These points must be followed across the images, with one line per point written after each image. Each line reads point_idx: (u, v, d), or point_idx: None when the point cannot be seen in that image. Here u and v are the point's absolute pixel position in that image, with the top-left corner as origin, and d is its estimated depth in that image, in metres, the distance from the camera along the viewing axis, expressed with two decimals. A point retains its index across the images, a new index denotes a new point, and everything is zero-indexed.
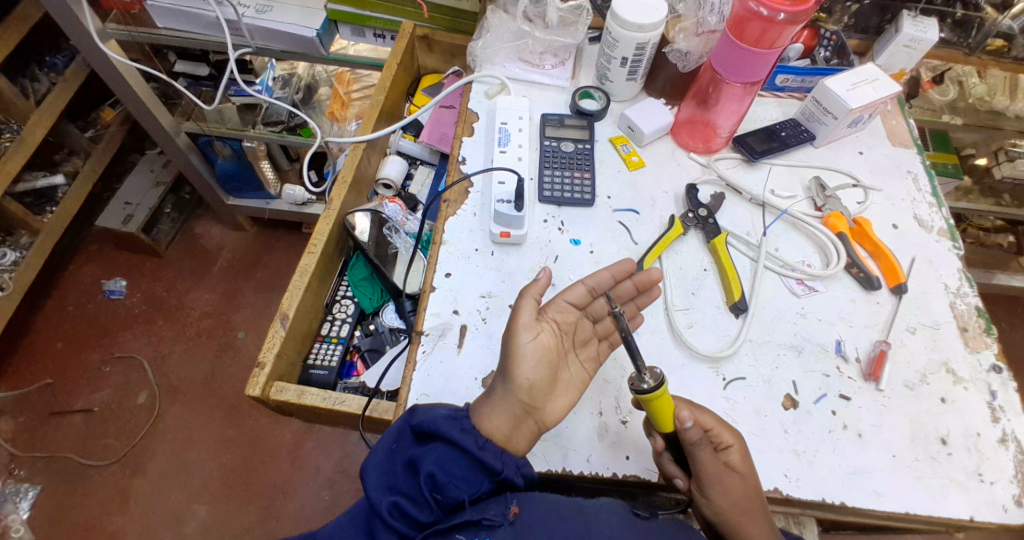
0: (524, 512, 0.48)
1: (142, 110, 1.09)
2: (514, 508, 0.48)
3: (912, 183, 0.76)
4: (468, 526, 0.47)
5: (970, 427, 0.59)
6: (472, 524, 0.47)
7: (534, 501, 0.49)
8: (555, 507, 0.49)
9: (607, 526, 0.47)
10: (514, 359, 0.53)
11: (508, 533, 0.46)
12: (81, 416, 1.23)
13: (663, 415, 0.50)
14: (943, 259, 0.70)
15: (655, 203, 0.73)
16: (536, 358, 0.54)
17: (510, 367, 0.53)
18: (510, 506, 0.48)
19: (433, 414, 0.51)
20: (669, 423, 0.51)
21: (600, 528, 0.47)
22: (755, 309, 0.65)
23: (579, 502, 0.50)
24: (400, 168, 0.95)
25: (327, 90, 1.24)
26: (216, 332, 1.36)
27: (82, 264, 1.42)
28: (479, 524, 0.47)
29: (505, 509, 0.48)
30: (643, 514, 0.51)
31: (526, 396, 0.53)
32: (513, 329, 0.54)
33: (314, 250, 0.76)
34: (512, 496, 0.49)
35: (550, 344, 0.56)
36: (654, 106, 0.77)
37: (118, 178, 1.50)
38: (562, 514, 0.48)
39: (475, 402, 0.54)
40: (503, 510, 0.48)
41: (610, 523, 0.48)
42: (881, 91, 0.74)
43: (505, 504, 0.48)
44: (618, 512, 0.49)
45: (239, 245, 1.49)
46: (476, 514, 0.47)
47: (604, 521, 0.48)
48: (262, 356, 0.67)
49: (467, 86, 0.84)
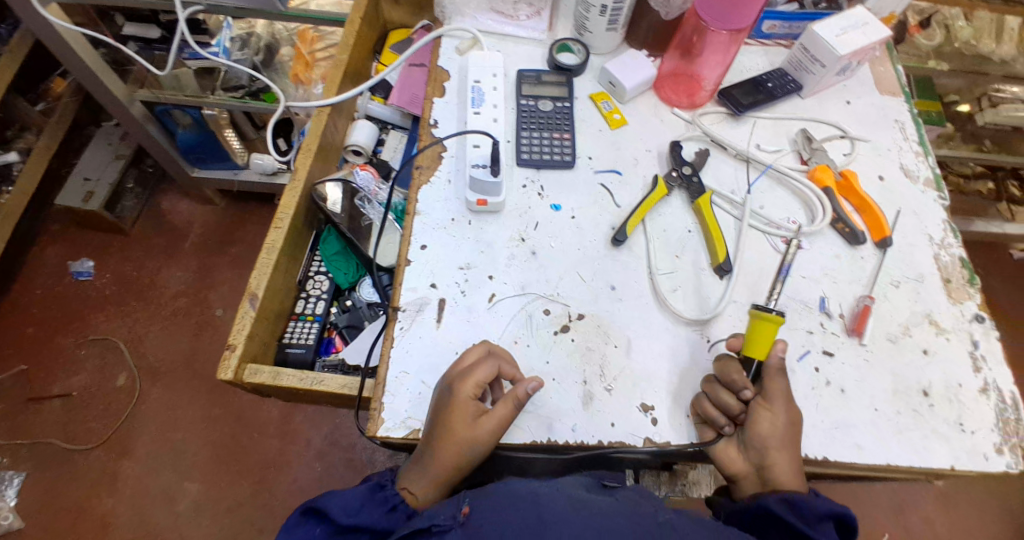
0: (475, 513, 0.46)
1: (92, 79, 1.01)
2: (465, 508, 0.46)
3: (899, 132, 0.74)
4: (419, 533, 0.45)
5: (951, 379, 0.60)
6: (422, 532, 0.45)
7: (489, 499, 0.47)
8: (513, 503, 0.46)
9: (560, 511, 0.45)
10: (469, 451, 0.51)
11: (460, 534, 0.44)
12: (59, 401, 1.20)
13: (760, 337, 0.54)
14: (928, 210, 0.69)
15: (638, 163, 0.70)
16: (476, 407, 0.52)
17: (457, 453, 0.51)
18: (461, 507, 0.46)
19: (340, 500, 0.49)
20: (762, 351, 0.55)
21: (553, 514, 0.45)
22: (740, 270, 0.64)
23: (536, 490, 0.48)
24: (370, 133, 0.90)
25: (289, 49, 1.17)
26: (194, 310, 1.32)
27: (44, 246, 1.36)
28: (429, 530, 0.45)
29: (456, 511, 0.46)
30: (610, 485, 0.55)
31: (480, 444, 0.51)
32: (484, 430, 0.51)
33: (281, 224, 0.71)
34: (464, 497, 0.48)
35: (499, 415, 0.52)
36: (635, 58, 0.73)
37: (76, 153, 1.42)
38: (518, 500, 0.46)
39: (406, 469, 0.53)
40: (454, 512, 0.46)
41: (566, 511, 0.45)
42: (871, 35, 0.70)
43: (456, 506, 0.47)
44: (581, 503, 0.47)
45: (210, 220, 1.44)
46: (427, 521, 0.45)
47: (559, 505, 0.46)
48: (232, 338, 0.63)
49: (436, 41, 0.78)
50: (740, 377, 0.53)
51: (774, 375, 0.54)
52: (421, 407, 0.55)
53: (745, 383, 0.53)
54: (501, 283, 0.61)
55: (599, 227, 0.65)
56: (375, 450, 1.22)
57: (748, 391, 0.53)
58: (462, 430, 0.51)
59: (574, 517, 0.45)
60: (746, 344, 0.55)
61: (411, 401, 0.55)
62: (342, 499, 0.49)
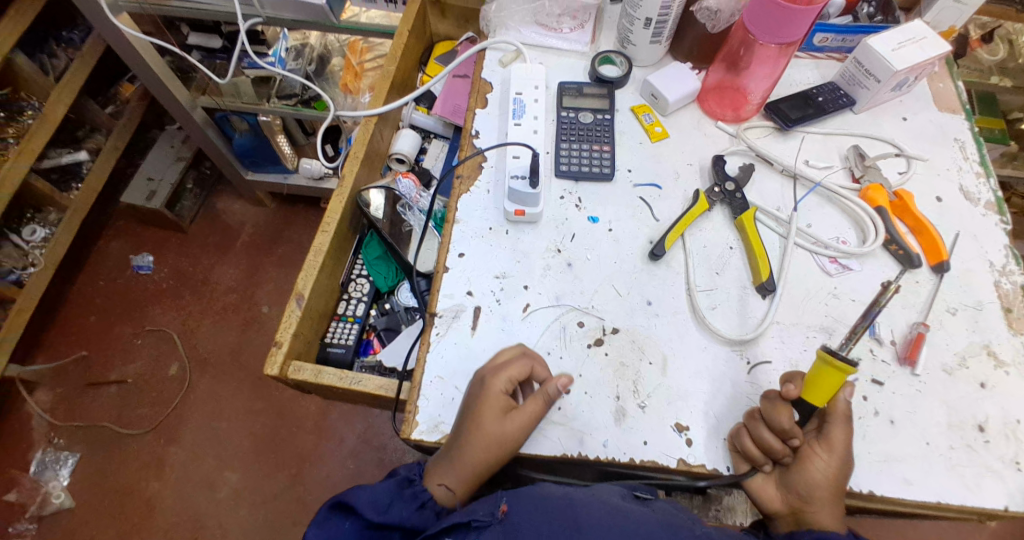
0: (513, 511, 0.46)
1: (158, 85, 1.08)
2: (503, 506, 0.47)
3: (959, 151, 0.71)
4: (458, 528, 0.46)
5: (1009, 414, 0.56)
6: (461, 526, 0.46)
7: (525, 499, 0.47)
8: (548, 504, 0.46)
9: (596, 517, 0.45)
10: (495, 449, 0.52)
11: (497, 532, 0.45)
12: (116, 387, 1.28)
13: (825, 383, 0.49)
14: (990, 234, 0.65)
15: (679, 177, 0.69)
16: (507, 404, 0.52)
17: (485, 450, 0.51)
18: (499, 505, 0.47)
19: (371, 496, 0.50)
20: (823, 398, 0.50)
21: (588, 519, 0.45)
22: (783, 290, 0.62)
23: (570, 493, 0.48)
24: (412, 142, 0.93)
25: (339, 60, 1.22)
26: (241, 306, 1.38)
27: (109, 240, 1.45)
28: (468, 525, 0.46)
29: (494, 508, 0.47)
30: (643, 497, 0.53)
31: (508, 440, 0.52)
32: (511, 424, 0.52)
33: (328, 228, 0.74)
34: (502, 495, 0.48)
35: (529, 413, 0.52)
36: (679, 71, 0.72)
37: (141, 154, 1.52)
38: (551, 502, 0.46)
39: (432, 470, 0.54)
40: (492, 509, 0.47)
41: (603, 516, 0.45)
42: (930, 49, 0.67)
43: (495, 504, 0.47)
44: (616, 507, 0.47)
45: (260, 220, 1.50)
46: (466, 516, 0.46)
47: (594, 510, 0.46)
48: (280, 335, 0.66)
49: (481, 54, 0.79)
50: (793, 425, 0.50)
51: None
52: (454, 413, 0.56)
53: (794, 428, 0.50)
54: (537, 294, 0.62)
55: (637, 240, 0.65)
56: (406, 451, 1.24)
57: (798, 439, 0.51)
58: (489, 427, 0.51)
59: (609, 521, 0.44)
60: (809, 388, 0.51)
61: (445, 407, 0.56)
62: (370, 495, 0.50)
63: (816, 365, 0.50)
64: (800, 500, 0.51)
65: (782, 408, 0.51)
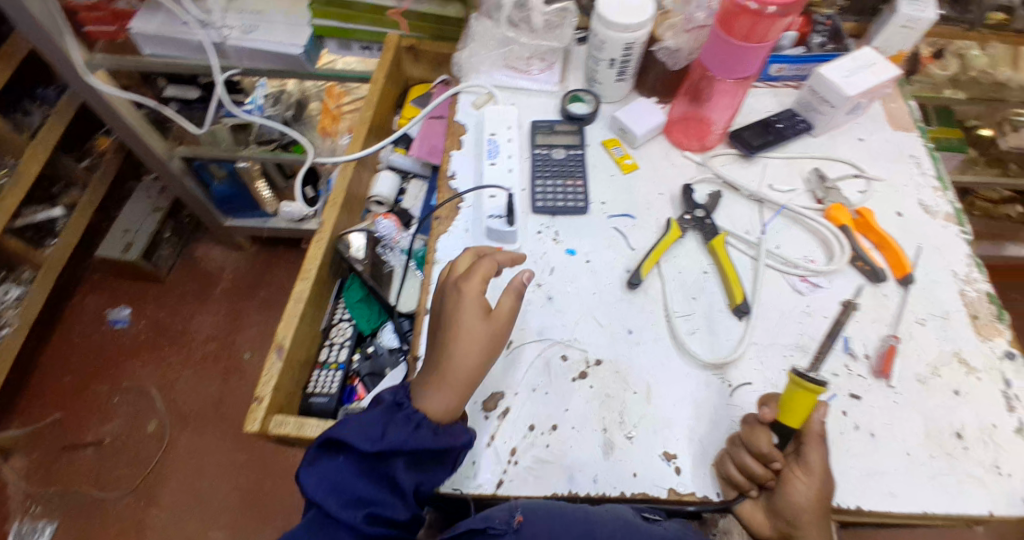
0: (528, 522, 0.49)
1: (135, 138, 1.09)
2: (518, 516, 0.49)
3: (915, 168, 0.74)
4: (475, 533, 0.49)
5: (984, 419, 0.58)
6: (478, 531, 0.49)
7: (541, 512, 0.49)
8: (563, 518, 0.49)
9: (610, 531, 0.48)
10: (478, 347, 0.53)
11: None
12: (92, 449, 1.24)
13: (797, 406, 0.50)
14: (951, 245, 0.68)
15: (651, 207, 0.71)
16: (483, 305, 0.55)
17: (467, 347, 0.53)
18: (515, 515, 0.49)
19: (363, 427, 0.52)
20: (798, 419, 0.51)
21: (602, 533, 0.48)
22: (758, 312, 0.63)
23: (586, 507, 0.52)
24: (391, 184, 0.95)
25: (318, 104, 1.24)
26: (222, 355, 1.36)
27: (86, 295, 1.43)
28: (484, 531, 0.49)
29: (510, 517, 0.49)
30: (653, 518, 0.53)
31: (488, 336, 0.54)
32: (489, 324, 0.54)
33: (308, 275, 0.75)
34: (518, 505, 0.50)
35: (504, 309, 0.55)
36: (644, 106, 0.75)
37: (117, 206, 1.51)
38: (567, 516, 0.49)
39: (419, 390, 0.54)
40: (509, 518, 0.49)
41: (618, 529, 0.49)
42: (882, 75, 0.71)
43: (511, 512, 0.49)
44: (628, 521, 0.50)
45: (240, 265, 1.50)
46: (483, 523, 0.49)
47: (608, 525, 0.49)
48: (259, 390, 0.65)
49: (455, 97, 0.82)
50: (771, 448, 0.51)
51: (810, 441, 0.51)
52: None
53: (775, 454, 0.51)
54: (519, 330, 0.62)
55: (615, 271, 0.66)
56: None
57: (778, 462, 0.51)
58: (470, 327, 0.54)
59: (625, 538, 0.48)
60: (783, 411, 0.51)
61: None
62: (362, 429, 0.52)
63: (788, 389, 0.51)
64: (789, 525, 0.51)
65: (761, 432, 0.52)
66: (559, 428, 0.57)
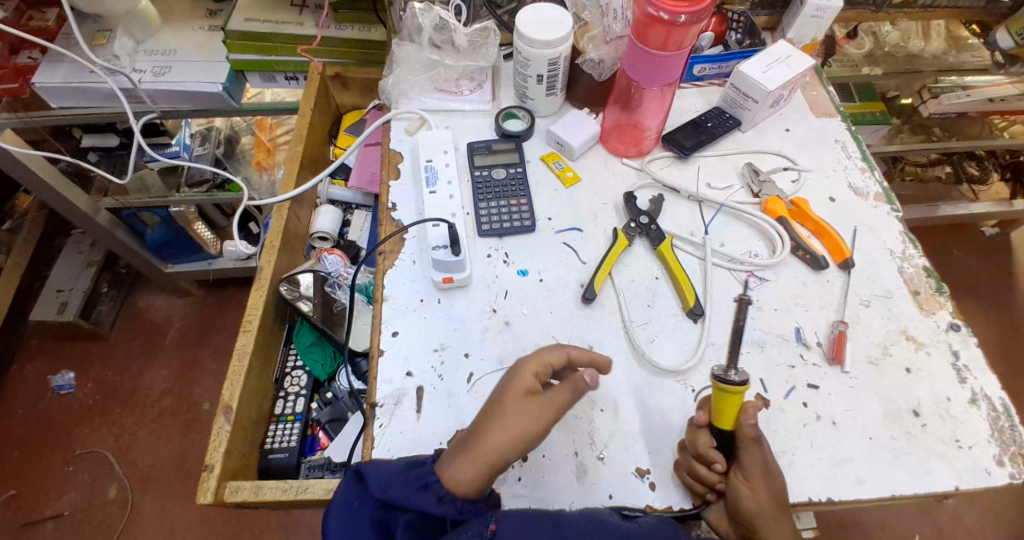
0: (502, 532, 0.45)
1: (55, 196, 1.02)
2: (492, 525, 0.45)
3: (842, 151, 0.77)
4: None
5: (939, 393, 0.60)
6: None
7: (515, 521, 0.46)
8: (537, 524, 0.46)
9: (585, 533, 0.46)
10: (513, 427, 0.48)
11: None
12: (52, 524, 1.16)
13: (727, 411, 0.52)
14: (885, 224, 0.70)
15: (597, 217, 0.71)
16: (534, 385, 0.51)
17: (501, 423, 0.49)
18: (488, 524, 0.45)
19: (384, 472, 0.47)
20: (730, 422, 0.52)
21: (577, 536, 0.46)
22: (712, 313, 0.64)
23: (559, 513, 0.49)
24: (333, 218, 0.91)
25: (250, 138, 1.19)
26: (180, 408, 1.29)
27: (23, 364, 1.33)
28: None
29: (483, 528, 0.45)
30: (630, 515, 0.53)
31: (530, 421, 0.49)
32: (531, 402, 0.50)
33: (249, 327, 0.71)
34: (489, 513, 0.47)
35: (557, 393, 0.50)
36: (578, 117, 0.75)
37: (47, 265, 1.42)
38: (538, 520, 0.47)
39: (444, 456, 0.49)
40: (481, 528, 0.45)
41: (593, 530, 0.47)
42: (797, 67, 0.73)
43: (483, 523, 0.45)
44: (604, 521, 0.48)
45: (187, 312, 1.42)
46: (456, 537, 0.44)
47: (581, 527, 0.47)
48: (210, 458, 0.62)
49: (387, 125, 0.80)
50: (710, 450, 0.52)
51: (748, 444, 0.52)
52: None
53: (716, 456, 0.52)
54: (478, 360, 0.61)
55: (568, 287, 0.66)
56: None
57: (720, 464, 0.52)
58: (510, 405, 0.49)
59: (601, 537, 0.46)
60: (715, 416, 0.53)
61: None
62: (381, 470, 0.47)
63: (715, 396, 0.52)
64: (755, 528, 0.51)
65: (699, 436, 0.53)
66: (531, 459, 0.56)
